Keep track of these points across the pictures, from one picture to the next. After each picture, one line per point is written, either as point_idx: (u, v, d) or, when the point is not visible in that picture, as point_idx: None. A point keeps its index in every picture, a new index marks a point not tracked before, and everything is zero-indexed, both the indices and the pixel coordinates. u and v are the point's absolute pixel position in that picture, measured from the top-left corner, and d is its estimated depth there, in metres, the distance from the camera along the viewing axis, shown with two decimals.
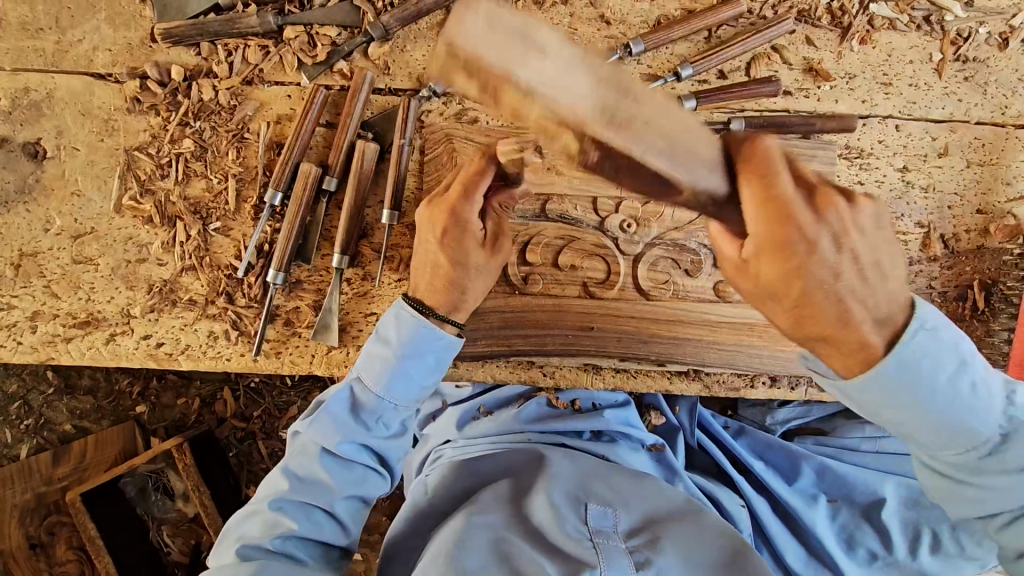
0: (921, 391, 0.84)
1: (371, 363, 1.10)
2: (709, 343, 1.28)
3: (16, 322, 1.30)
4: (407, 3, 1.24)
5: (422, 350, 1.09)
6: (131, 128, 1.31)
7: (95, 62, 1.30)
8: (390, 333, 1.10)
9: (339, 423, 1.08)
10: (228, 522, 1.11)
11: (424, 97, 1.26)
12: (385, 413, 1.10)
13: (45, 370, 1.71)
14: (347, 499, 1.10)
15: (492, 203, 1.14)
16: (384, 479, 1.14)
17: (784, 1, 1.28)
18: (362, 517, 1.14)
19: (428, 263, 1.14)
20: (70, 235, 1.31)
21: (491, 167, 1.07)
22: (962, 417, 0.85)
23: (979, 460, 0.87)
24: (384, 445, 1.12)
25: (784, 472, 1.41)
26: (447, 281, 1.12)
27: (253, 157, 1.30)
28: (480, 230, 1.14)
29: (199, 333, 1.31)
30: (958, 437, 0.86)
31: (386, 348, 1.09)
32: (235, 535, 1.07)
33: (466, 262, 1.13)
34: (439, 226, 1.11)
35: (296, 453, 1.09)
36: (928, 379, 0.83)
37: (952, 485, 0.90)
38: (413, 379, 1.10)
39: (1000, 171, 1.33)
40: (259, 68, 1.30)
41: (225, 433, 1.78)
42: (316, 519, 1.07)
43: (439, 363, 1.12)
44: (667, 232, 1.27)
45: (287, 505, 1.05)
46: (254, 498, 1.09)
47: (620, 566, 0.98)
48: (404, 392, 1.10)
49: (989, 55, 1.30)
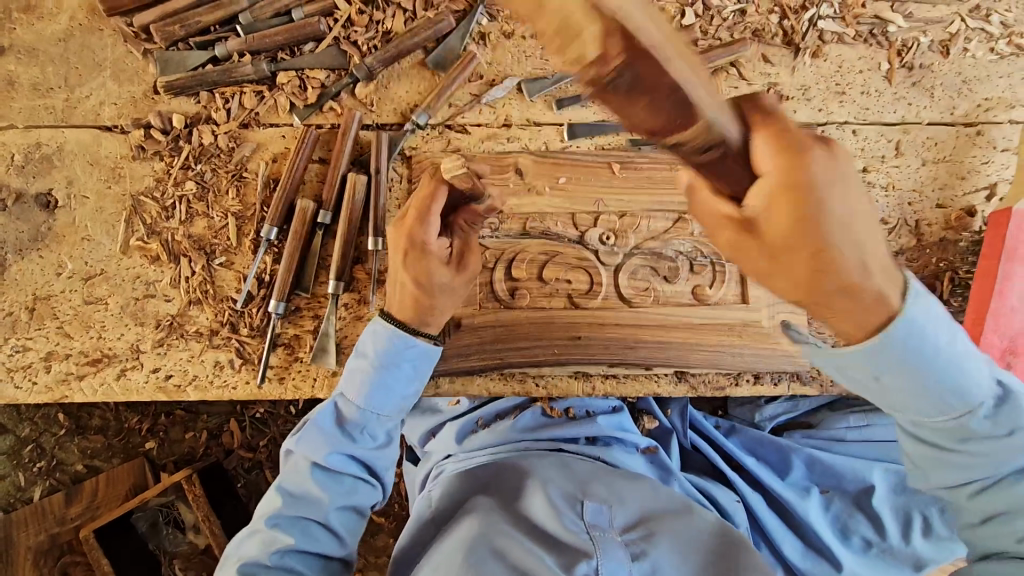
0: (922, 362, 0.80)
1: (352, 378, 1.16)
2: (693, 345, 1.34)
3: (31, 363, 1.37)
4: (389, 46, 1.34)
5: (398, 360, 1.16)
6: (136, 174, 1.40)
7: (102, 115, 1.40)
8: (367, 347, 1.16)
9: (327, 439, 1.13)
10: (229, 547, 1.15)
11: (411, 129, 1.36)
12: (370, 424, 1.16)
13: (56, 411, 1.76)
14: (342, 510, 1.14)
15: (458, 223, 1.23)
16: (376, 488, 1.19)
17: (738, 24, 1.38)
18: (359, 528, 1.18)
19: (398, 285, 1.18)
20: (81, 277, 1.38)
21: (443, 188, 1.12)
22: (954, 380, 0.82)
23: (969, 427, 0.85)
24: (372, 456, 1.17)
25: (776, 467, 1.46)
26: (414, 298, 1.16)
27: (252, 195, 1.39)
28: (441, 249, 1.18)
29: (206, 364, 1.37)
30: (953, 403, 0.83)
31: (364, 362, 1.16)
32: (235, 557, 1.10)
33: (430, 279, 1.15)
34: (401, 247, 1.16)
35: (289, 472, 1.14)
36: (932, 344, 0.80)
37: (936, 452, 0.88)
38: (392, 389, 1.16)
39: (955, 167, 1.41)
40: (255, 112, 1.39)
41: (233, 464, 1.83)
42: (312, 532, 1.11)
43: (416, 371, 1.18)
44: (645, 241, 1.35)
45: (283, 521, 1.10)
46: (252, 518, 1.13)
47: (616, 556, 1.03)
48: (387, 402, 1.16)
49: (933, 61, 1.40)
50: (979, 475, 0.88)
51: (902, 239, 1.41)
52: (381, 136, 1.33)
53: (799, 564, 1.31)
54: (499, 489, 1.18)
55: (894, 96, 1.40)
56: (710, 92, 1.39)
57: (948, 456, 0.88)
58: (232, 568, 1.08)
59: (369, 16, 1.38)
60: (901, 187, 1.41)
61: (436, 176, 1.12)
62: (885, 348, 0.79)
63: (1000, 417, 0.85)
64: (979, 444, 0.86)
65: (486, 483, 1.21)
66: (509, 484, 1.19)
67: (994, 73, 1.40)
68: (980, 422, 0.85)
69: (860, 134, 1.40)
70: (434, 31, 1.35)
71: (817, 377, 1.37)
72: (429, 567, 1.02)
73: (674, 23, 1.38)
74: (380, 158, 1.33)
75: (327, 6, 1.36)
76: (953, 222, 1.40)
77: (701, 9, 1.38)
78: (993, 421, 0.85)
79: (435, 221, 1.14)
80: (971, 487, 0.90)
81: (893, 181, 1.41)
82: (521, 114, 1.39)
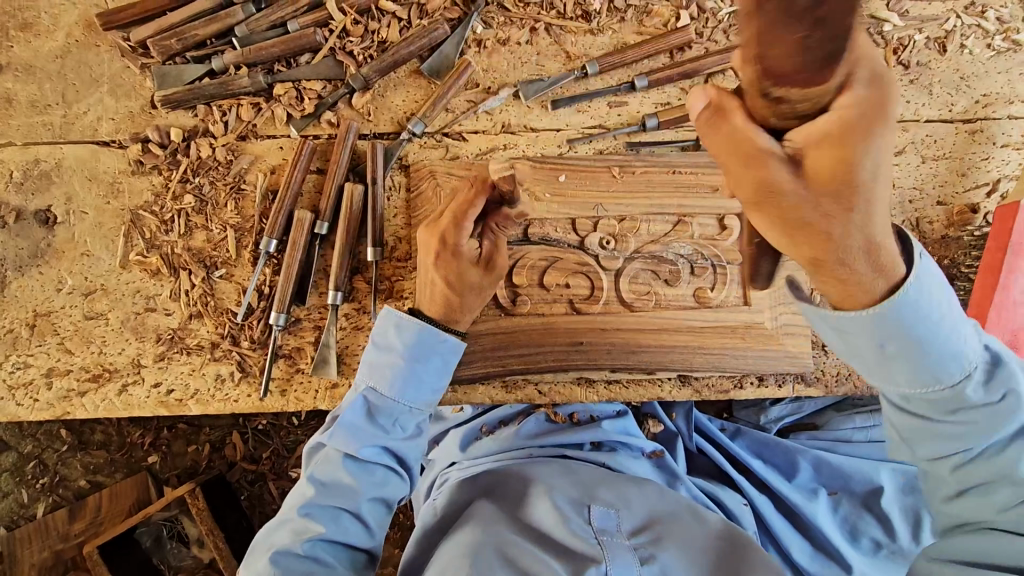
0: (923, 328, 0.81)
1: (380, 371, 1.15)
2: (696, 348, 1.34)
3: (33, 380, 1.36)
4: (385, 56, 1.35)
5: (429, 353, 1.16)
6: (135, 189, 1.40)
7: (100, 131, 1.40)
8: (392, 340, 1.16)
9: (358, 430, 1.12)
10: (257, 534, 1.14)
11: (407, 138, 1.36)
12: (401, 416, 1.16)
13: (58, 427, 1.75)
14: (372, 502, 1.13)
15: (490, 226, 1.24)
16: (405, 481, 1.18)
17: (733, 26, 1.38)
18: (385, 522, 1.17)
19: (426, 282, 1.20)
20: (81, 293, 1.38)
21: (483, 194, 1.16)
22: (939, 359, 0.83)
23: (963, 396, 0.85)
24: (402, 448, 1.17)
25: (783, 470, 1.45)
26: (444, 297, 1.18)
27: (250, 207, 1.39)
28: (472, 250, 1.20)
29: (207, 378, 1.37)
30: (943, 371, 0.83)
31: (393, 355, 1.15)
32: (265, 545, 1.10)
33: (462, 280, 1.18)
34: (432, 248, 1.18)
35: (318, 462, 1.13)
36: (925, 316, 0.81)
37: (924, 423, 0.88)
38: (423, 381, 1.17)
39: (954, 164, 1.40)
40: (252, 124, 1.40)
41: (236, 477, 1.82)
42: (343, 523, 1.10)
43: (445, 363, 1.18)
44: (645, 245, 1.34)
45: (315, 510, 1.09)
46: (281, 508, 1.12)
47: (625, 561, 1.02)
48: (416, 394, 1.17)
49: (930, 58, 1.39)
50: (965, 445, 0.87)
51: None
52: (374, 146, 1.33)
53: (808, 568, 1.31)
54: (503, 496, 1.17)
55: None
56: None
57: (933, 426, 0.88)
58: (263, 558, 1.07)
59: (364, 26, 1.38)
60: (901, 185, 1.40)
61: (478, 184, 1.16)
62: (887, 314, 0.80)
63: (992, 385, 0.85)
64: (968, 414, 0.85)
65: (489, 489, 1.20)
66: (514, 489, 1.18)
67: (992, 69, 1.40)
68: (971, 391, 0.85)
69: None
70: (429, 40, 1.35)
71: (822, 378, 1.37)
72: (435, 572, 1.01)
73: (668, 26, 1.38)
74: (377, 169, 1.33)
75: (323, 17, 1.37)
76: (953, 219, 1.40)
77: (696, 12, 1.38)
78: (985, 392, 0.85)
79: (468, 226, 1.17)
80: (951, 461, 0.89)
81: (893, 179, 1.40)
82: (518, 120, 1.39)
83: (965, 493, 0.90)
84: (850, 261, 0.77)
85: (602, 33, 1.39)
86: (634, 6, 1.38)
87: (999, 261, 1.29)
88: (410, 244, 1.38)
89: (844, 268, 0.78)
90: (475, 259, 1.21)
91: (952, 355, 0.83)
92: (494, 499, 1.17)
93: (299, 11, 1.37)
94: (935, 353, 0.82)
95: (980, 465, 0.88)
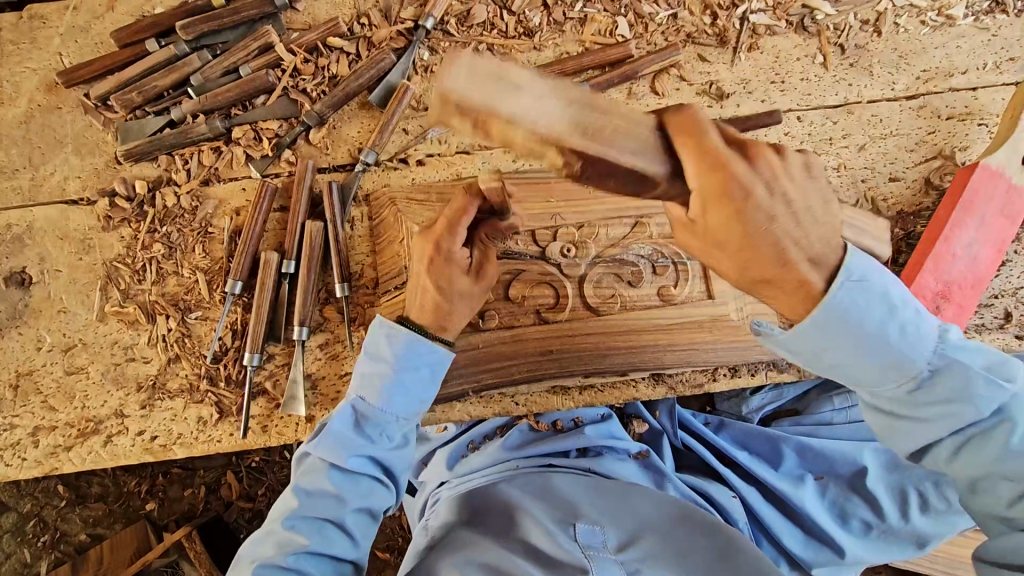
0: (853, 332, 0.83)
1: (368, 381, 1.18)
2: (665, 346, 1.35)
3: (19, 439, 1.38)
4: (335, 90, 1.38)
5: (415, 364, 1.19)
6: (106, 244, 1.43)
7: (68, 190, 1.44)
8: (384, 351, 1.19)
9: (344, 440, 1.15)
10: (242, 548, 1.15)
11: (361, 169, 1.39)
12: (387, 426, 1.18)
13: (55, 484, 1.77)
14: (357, 513, 1.15)
15: (480, 235, 1.21)
16: (390, 491, 1.20)
17: (671, 28, 1.42)
18: (371, 533, 1.18)
19: (418, 288, 1.21)
20: (61, 349, 1.41)
21: (478, 202, 1.13)
22: (898, 355, 0.85)
23: (913, 395, 0.87)
24: (390, 458, 1.19)
25: (768, 458, 1.45)
26: (434, 304, 1.19)
27: (218, 250, 1.41)
28: (463, 257, 1.19)
29: (190, 421, 1.39)
30: (892, 373, 0.86)
31: (381, 366, 1.18)
32: (248, 559, 1.11)
33: (452, 286, 1.18)
34: (426, 254, 1.17)
35: (304, 472, 1.15)
36: (864, 316, 0.83)
37: (890, 420, 0.90)
38: (409, 391, 1.19)
39: (902, 139, 1.43)
40: (215, 168, 1.43)
41: (234, 516, 1.83)
42: (327, 534, 1.11)
43: (432, 374, 1.21)
44: (605, 249, 1.37)
45: (300, 522, 1.10)
46: (267, 520, 1.14)
47: (612, 573, 1.01)
48: (404, 403, 1.19)
49: (867, 40, 1.43)
50: (944, 435, 0.87)
51: (861, 216, 1.42)
52: (329, 184, 1.36)
53: (801, 555, 1.33)
54: (489, 519, 1.16)
55: (834, 79, 1.43)
56: (653, 94, 1.42)
57: (903, 422, 0.89)
58: (247, 570, 1.08)
59: (314, 63, 1.42)
60: (853, 166, 1.43)
61: (471, 191, 1.12)
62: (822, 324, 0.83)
63: (943, 384, 0.86)
64: (934, 410, 0.86)
65: (476, 514, 1.19)
66: (500, 506, 1.18)
67: (929, 45, 1.43)
68: (925, 388, 0.86)
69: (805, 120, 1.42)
70: (376, 70, 1.39)
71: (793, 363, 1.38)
72: None
73: (608, 34, 1.42)
74: (334, 207, 1.37)
75: (273, 59, 1.41)
76: (907, 194, 1.42)
77: (633, 18, 1.42)
78: (937, 390, 0.86)
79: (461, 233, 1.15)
80: (943, 452, 0.89)
81: (844, 161, 1.43)
82: (471, 140, 1.43)
83: (974, 486, 0.90)
84: (788, 268, 0.82)
85: (544, 47, 1.42)
86: (573, 18, 1.42)
87: (948, 216, 1.32)
88: (377, 271, 1.40)
89: (776, 285, 0.84)
90: (466, 267, 1.20)
91: (901, 352, 0.85)
92: (483, 523, 1.16)
93: (250, 55, 1.41)
94: (883, 355, 0.85)
95: (968, 457, 0.88)
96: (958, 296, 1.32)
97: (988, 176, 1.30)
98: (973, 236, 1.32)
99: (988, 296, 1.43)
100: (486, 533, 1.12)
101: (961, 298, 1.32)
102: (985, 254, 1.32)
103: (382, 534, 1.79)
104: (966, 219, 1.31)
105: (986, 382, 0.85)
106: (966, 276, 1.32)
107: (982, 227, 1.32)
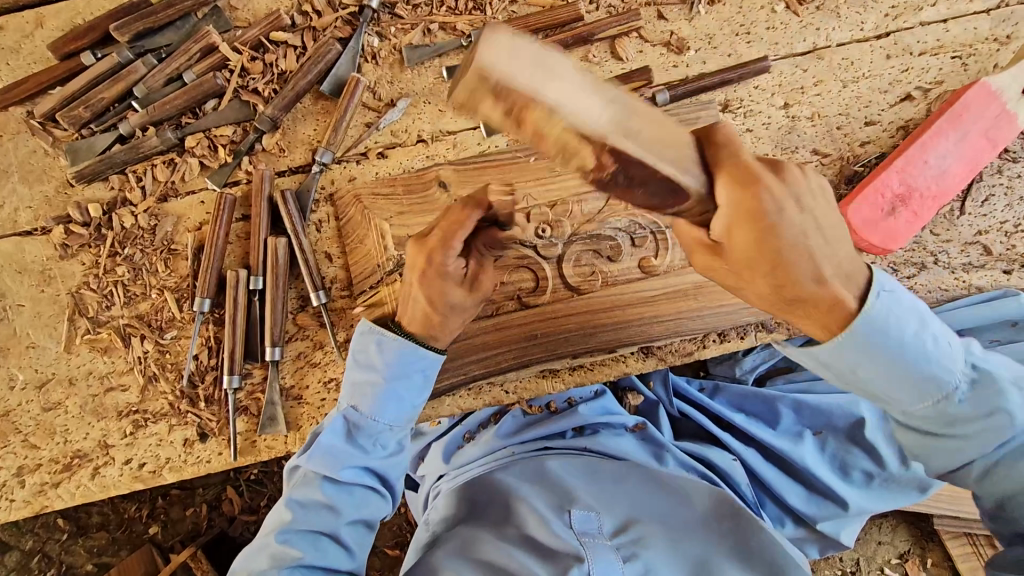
0: (894, 351, 0.87)
1: (359, 390, 1.15)
2: (651, 318, 1.33)
3: (5, 481, 1.35)
4: (284, 90, 1.32)
5: (407, 371, 1.14)
6: (67, 273, 1.38)
7: (19, 221, 1.38)
8: (373, 359, 1.14)
9: (337, 451, 1.12)
10: (237, 559, 1.14)
11: (317, 170, 1.33)
12: (380, 435, 1.16)
13: (54, 519, 1.75)
14: (352, 524, 1.13)
15: (478, 246, 1.14)
16: (385, 499, 1.18)
17: None
18: (366, 543, 1.17)
19: (412, 301, 1.13)
20: (35, 386, 1.37)
21: (477, 214, 1.06)
22: (934, 370, 0.89)
23: (948, 412, 0.90)
24: (384, 467, 1.16)
25: (764, 417, 1.44)
26: (426, 317, 1.12)
27: (183, 267, 1.37)
28: (458, 268, 1.10)
29: (176, 444, 1.36)
30: (925, 392, 0.90)
31: (373, 374, 1.14)
32: (244, 571, 1.09)
33: (445, 300, 1.10)
34: (419, 266, 1.09)
35: (297, 483, 1.12)
36: (898, 335, 0.87)
37: (926, 438, 0.94)
38: (401, 399, 1.15)
39: (876, 81, 1.38)
40: (171, 183, 1.37)
41: (238, 530, 1.82)
42: (322, 546, 1.10)
43: (426, 380, 1.17)
44: (581, 227, 1.32)
45: (292, 535, 1.08)
46: (261, 532, 1.12)
47: (608, 558, 1.01)
48: (396, 411, 1.16)
49: None
50: (975, 456, 0.91)
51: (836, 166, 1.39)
52: (283, 194, 1.31)
53: (805, 511, 1.34)
54: (486, 510, 1.16)
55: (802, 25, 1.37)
56: (616, 60, 1.37)
57: (939, 443, 0.92)
58: None
59: (261, 61, 1.35)
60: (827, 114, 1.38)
61: (475, 202, 1.05)
62: (853, 342, 0.87)
63: (976, 398, 0.90)
64: (970, 427, 0.90)
65: (473, 505, 1.18)
66: (496, 497, 1.17)
67: None
68: (956, 406, 0.90)
69: (774, 71, 1.38)
70: (324, 63, 1.33)
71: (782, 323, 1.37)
72: None
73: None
74: (293, 217, 1.31)
75: (218, 60, 1.34)
76: (883, 139, 1.39)
77: None
78: (969, 404, 0.90)
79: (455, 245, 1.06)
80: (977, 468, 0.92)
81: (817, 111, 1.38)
82: (432, 126, 1.38)
83: (1000, 503, 0.92)
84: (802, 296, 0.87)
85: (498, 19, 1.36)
86: None
87: (931, 127, 1.31)
88: (349, 273, 1.36)
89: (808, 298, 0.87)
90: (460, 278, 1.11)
91: (939, 371, 0.89)
92: (482, 514, 1.15)
93: (192, 59, 1.34)
94: (923, 366, 0.89)
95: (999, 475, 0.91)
96: (917, 202, 1.30)
97: (983, 94, 1.28)
98: (950, 149, 1.30)
99: (972, 235, 1.41)
100: (484, 522, 1.12)
101: (919, 205, 1.30)
102: (955, 170, 1.31)
103: (390, 532, 1.79)
104: (947, 130, 1.30)
105: (1015, 397, 0.89)
106: (930, 187, 1.30)
107: (962, 143, 1.30)
